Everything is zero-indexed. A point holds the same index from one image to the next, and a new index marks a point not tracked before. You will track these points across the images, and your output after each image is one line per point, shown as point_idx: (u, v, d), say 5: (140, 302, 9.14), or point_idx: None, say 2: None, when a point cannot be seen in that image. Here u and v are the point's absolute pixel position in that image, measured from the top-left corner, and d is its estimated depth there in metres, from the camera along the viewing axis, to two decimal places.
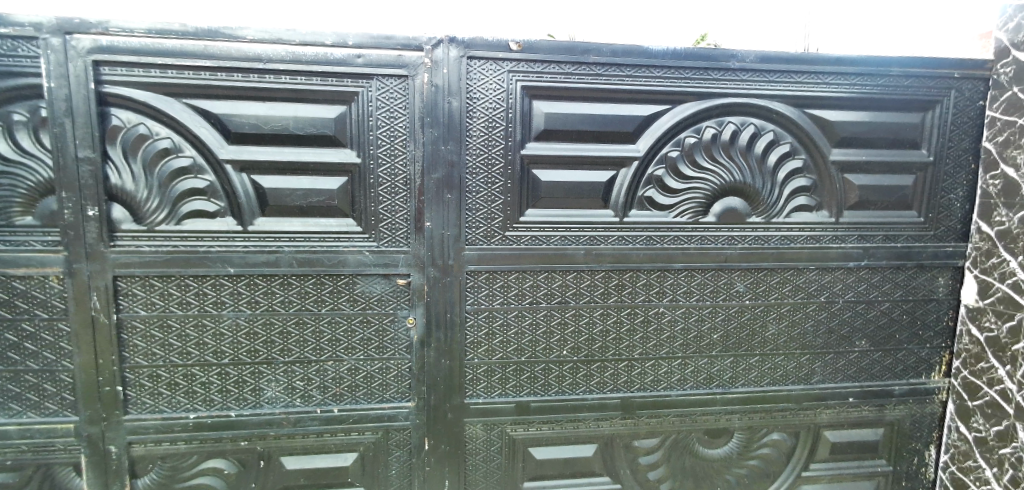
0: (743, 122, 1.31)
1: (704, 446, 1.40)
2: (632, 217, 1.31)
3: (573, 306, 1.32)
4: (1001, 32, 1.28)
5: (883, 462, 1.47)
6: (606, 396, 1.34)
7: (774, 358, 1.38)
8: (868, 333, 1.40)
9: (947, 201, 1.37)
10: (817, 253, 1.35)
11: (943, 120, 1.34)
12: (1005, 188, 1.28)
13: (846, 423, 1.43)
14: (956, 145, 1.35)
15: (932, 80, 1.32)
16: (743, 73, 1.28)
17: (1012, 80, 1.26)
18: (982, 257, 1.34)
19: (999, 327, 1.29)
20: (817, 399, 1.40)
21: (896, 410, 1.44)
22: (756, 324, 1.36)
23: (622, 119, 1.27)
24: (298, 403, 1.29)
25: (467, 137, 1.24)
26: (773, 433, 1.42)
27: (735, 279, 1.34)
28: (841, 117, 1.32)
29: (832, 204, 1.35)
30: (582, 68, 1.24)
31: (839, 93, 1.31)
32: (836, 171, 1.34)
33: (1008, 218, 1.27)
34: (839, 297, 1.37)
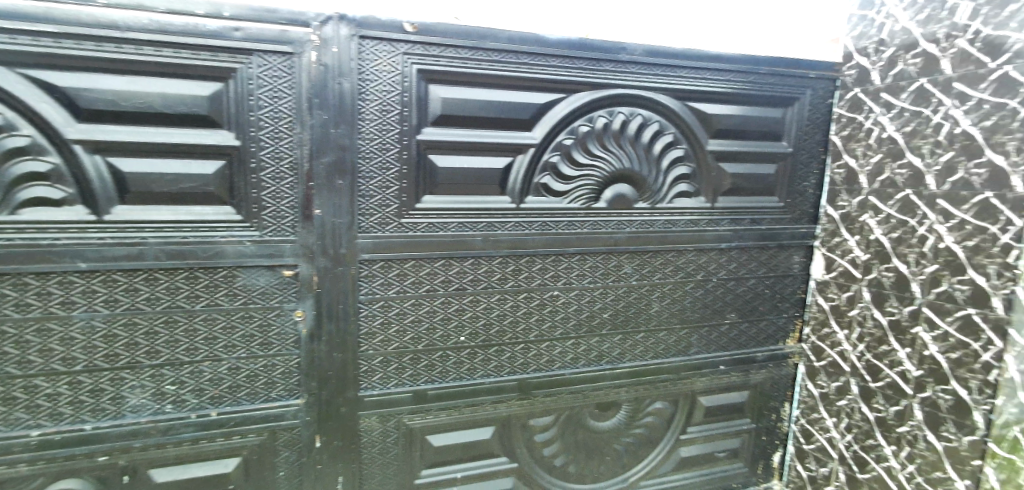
0: (632, 112, 1.38)
1: (594, 420, 1.48)
2: (527, 203, 1.34)
3: (471, 293, 1.32)
4: (846, 39, 1.47)
5: (748, 421, 1.64)
6: (503, 379, 1.37)
7: (657, 334, 1.48)
8: (738, 307, 1.55)
9: (802, 188, 1.54)
10: (695, 235, 1.46)
11: (801, 115, 1.50)
12: (847, 176, 1.48)
13: (717, 389, 1.58)
14: (809, 138, 1.53)
15: (792, 79, 1.47)
16: (632, 65, 1.34)
17: (854, 81, 1.45)
18: (828, 237, 1.54)
19: (839, 297, 1.50)
20: (693, 369, 1.53)
21: (759, 374, 1.61)
22: (641, 302, 1.46)
23: (518, 106, 1.29)
24: (169, 409, 1.18)
25: (360, 120, 1.19)
26: (656, 402, 1.53)
27: (623, 261, 1.42)
28: (718, 110, 1.44)
29: (709, 190, 1.47)
30: (479, 54, 1.23)
31: (716, 88, 1.42)
32: (713, 160, 1.46)
33: (849, 202, 1.47)
34: (713, 275, 1.50)
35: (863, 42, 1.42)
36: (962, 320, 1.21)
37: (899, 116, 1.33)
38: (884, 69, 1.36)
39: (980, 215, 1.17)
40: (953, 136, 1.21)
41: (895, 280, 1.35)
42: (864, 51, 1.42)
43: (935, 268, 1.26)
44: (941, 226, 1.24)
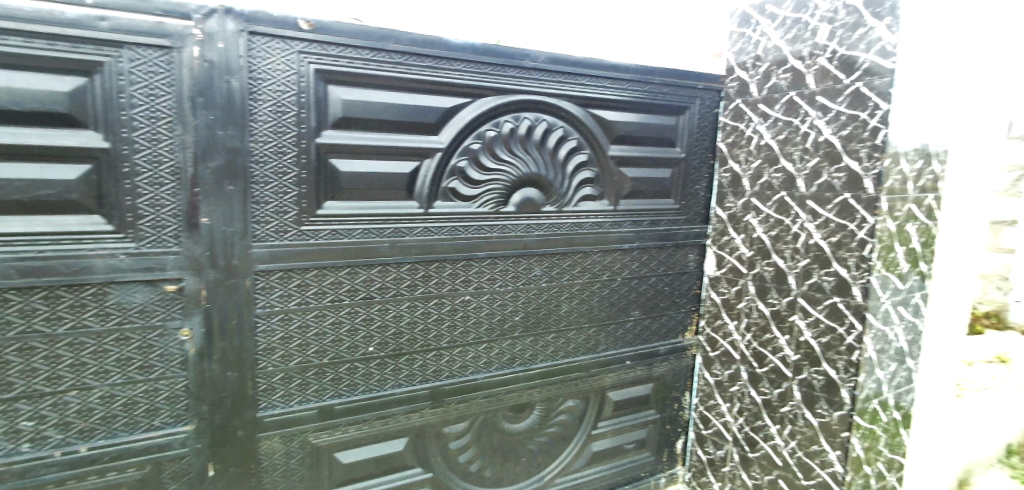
0: (537, 118, 1.41)
1: (509, 422, 1.49)
2: (436, 208, 1.32)
3: (379, 301, 1.28)
4: (729, 54, 1.59)
5: (653, 411, 1.73)
6: (414, 388, 1.34)
7: (567, 333, 1.52)
8: (641, 304, 1.63)
9: (694, 191, 1.66)
10: (600, 237, 1.52)
11: (691, 123, 1.61)
12: (731, 180, 1.61)
13: (624, 383, 1.65)
14: (699, 145, 1.64)
15: (683, 89, 1.58)
16: (536, 72, 1.37)
17: (736, 93, 1.58)
18: (717, 236, 1.67)
19: (729, 291, 1.63)
20: (602, 366, 1.59)
21: (661, 366, 1.71)
22: (551, 304, 1.49)
23: (424, 110, 1.27)
24: (25, 449, 1.02)
25: (251, 122, 1.11)
26: (568, 400, 1.57)
27: (533, 264, 1.45)
28: (617, 117, 1.51)
29: (612, 193, 1.53)
30: (381, 55, 1.20)
31: (615, 96, 1.48)
32: (614, 165, 1.53)
33: (734, 203, 1.60)
34: (618, 275, 1.57)
35: (743, 57, 1.55)
36: (830, 307, 1.36)
37: (774, 125, 1.47)
38: (760, 82, 1.50)
39: (841, 214, 1.33)
40: (818, 144, 1.37)
41: (774, 274, 1.50)
42: (744, 66, 1.55)
43: (807, 262, 1.41)
44: (811, 224, 1.40)
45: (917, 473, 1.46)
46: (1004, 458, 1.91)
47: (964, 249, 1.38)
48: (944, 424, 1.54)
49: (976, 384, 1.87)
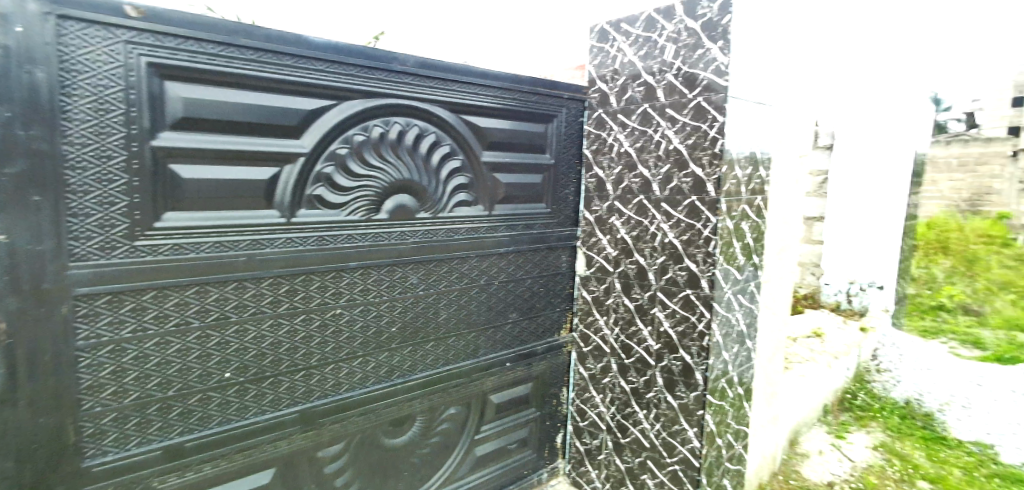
0: (408, 123, 1.38)
1: (388, 437, 1.44)
2: (300, 217, 1.23)
3: (236, 321, 1.16)
4: (591, 67, 1.70)
5: (534, 409, 1.79)
6: (281, 414, 1.24)
7: (446, 341, 1.51)
8: (518, 306, 1.68)
9: (565, 195, 1.74)
10: (476, 242, 1.54)
11: (559, 131, 1.69)
12: (597, 184, 1.71)
13: (506, 385, 1.68)
14: (568, 151, 1.73)
15: (551, 98, 1.65)
16: (405, 76, 1.35)
17: (598, 103, 1.69)
18: (586, 237, 1.77)
19: (599, 289, 1.74)
20: (483, 369, 1.61)
21: (540, 365, 1.77)
22: (429, 312, 1.47)
23: (283, 111, 1.17)
24: None
25: (63, 121, 0.94)
26: (450, 408, 1.56)
27: (409, 272, 1.41)
28: (488, 124, 1.53)
29: (486, 199, 1.56)
30: (231, 50, 1.09)
31: (486, 103, 1.51)
32: (488, 171, 1.55)
33: (600, 207, 1.71)
34: (495, 279, 1.60)
35: (603, 70, 1.66)
36: (683, 299, 1.51)
37: (632, 134, 1.60)
38: (618, 94, 1.62)
39: (690, 215, 1.48)
40: (668, 151, 1.51)
41: (636, 271, 1.63)
42: (603, 78, 1.66)
43: (663, 258, 1.55)
44: (665, 224, 1.54)
45: (758, 439, 1.69)
46: (821, 417, 2.30)
47: (778, 244, 1.64)
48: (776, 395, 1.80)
49: (801, 356, 2.31)
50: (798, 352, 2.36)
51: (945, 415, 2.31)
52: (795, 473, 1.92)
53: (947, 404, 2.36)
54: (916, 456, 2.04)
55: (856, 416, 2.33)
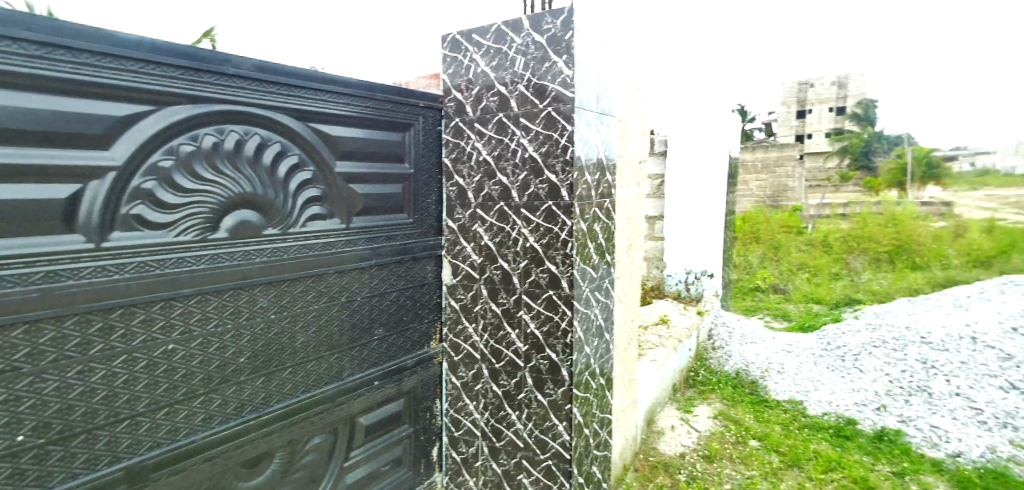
0: (247, 132, 1.26)
1: (242, 481, 1.28)
2: (114, 241, 1.03)
3: (30, 372, 0.93)
4: (445, 76, 1.70)
5: (407, 426, 1.74)
6: (99, 475, 1.03)
7: (305, 366, 1.40)
8: (384, 321, 1.61)
9: (427, 205, 1.72)
10: (333, 258, 1.45)
11: (417, 139, 1.67)
12: (458, 193, 1.72)
13: (375, 404, 1.61)
14: (427, 160, 1.71)
15: (407, 107, 1.62)
16: (241, 80, 1.22)
17: (455, 112, 1.69)
18: (451, 245, 1.76)
19: (467, 296, 1.75)
20: (349, 391, 1.52)
21: (411, 379, 1.73)
22: (283, 337, 1.34)
23: (84, 118, 0.98)
24: None
25: None
26: (314, 438, 1.44)
27: (257, 295, 1.28)
28: (340, 133, 1.46)
29: (343, 211, 1.48)
30: (5, 45, 0.87)
31: (337, 111, 1.43)
32: (342, 182, 1.48)
33: (463, 215, 1.72)
34: (357, 295, 1.52)
35: (458, 80, 1.68)
36: (547, 300, 1.59)
37: (489, 143, 1.63)
38: (474, 103, 1.65)
39: (548, 219, 1.56)
40: (524, 159, 1.57)
41: (501, 276, 1.67)
42: (459, 88, 1.68)
43: (526, 262, 1.61)
44: (525, 229, 1.60)
45: (617, 418, 1.89)
46: (671, 396, 2.57)
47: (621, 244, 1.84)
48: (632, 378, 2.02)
49: (652, 343, 2.55)
50: (648, 340, 2.60)
51: (765, 381, 2.75)
52: (653, 450, 2.12)
53: (766, 372, 2.82)
54: (746, 418, 2.38)
55: (699, 391, 2.66)
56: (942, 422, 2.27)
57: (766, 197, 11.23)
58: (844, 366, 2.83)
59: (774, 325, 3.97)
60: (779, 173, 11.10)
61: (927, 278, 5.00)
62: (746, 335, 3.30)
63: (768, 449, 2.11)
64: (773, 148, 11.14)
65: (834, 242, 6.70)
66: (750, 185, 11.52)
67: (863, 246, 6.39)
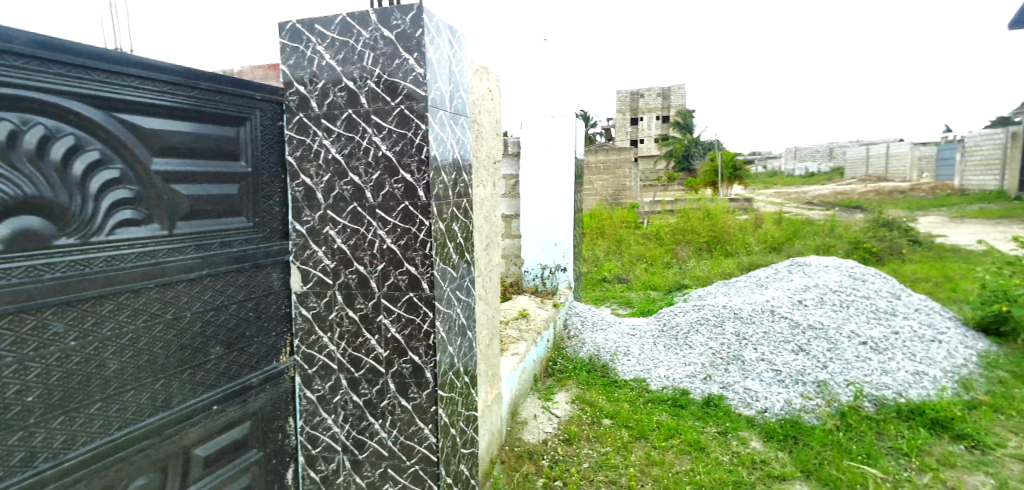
0: (23, 121, 0.97)
1: None
2: None
3: None
4: (285, 68, 1.58)
5: (255, 451, 1.55)
6: None
7: (121, 398, 1.16)
8: (221, 338, 1.41)
9: (268, 207, 1.57)
10: (152, 269, 1.21)
11: (254, 135, 1.50)
12: (305, 193, 1.61)
13: (215, 432, 1.40)
14: (267, 159, 1.55)
15: (241, 98, 1.44)
16: (14, 56, 0.94)
17: (298, 107, 1.58)
18: (299, 250, 1.64)
19: (319, 304, 1.65)
20: (181, 421, 1.30)
21: (257, 399, 1.55)
22: (88, 365, 1.08)
23: None
24: None
25: None
26: (136, 480, 1.20)
27: (48, 318, 1.01)
28: (156, 125, 1.22)
29: (162, 215, 1.24)
30: None
31: (151, 100, 1.20)
32: (160, 181, 1.24)
33: (312, 217, 1.61)
34: (186, 311, 1.30)
35: (300, 73, 1.57)
36: (407, 302, 1.57)
37: (338, 140, 1.56)
38: (319, 98, 1.55)
39: (404, 219, 1.54)
40: (377, 158, 1.53)
41: (357, 280, 1.61)
42: (302, 81, 1.56)
43: (383, 265, 1.57)
44: (381, 230, 1.56)
45: (483, 411, 1.95)
46: (533, 386, 2.74)
47: (479, 242, 1.89)
48: (495, 370, 2.09)
49: (513, 337, 2.69)
50: (510, 335, 2.72)
51: (615, 363, 3.03)
52: (518, 440, 2.23)
53: (615, 355, 3.10)
54: (599, 399, 2.60)
55: (557, 378, 2.88)
56: (752, 384, 2.70)
57: (610, 195, 12.38)
58: (677, 343, 3.22)
59: (621, 311, 4.44)
60: (619, 173, 12.33)
61: (734, 263, 5.93)
62: (597, 321, 3.63)
63: (618, 426, 2.33)
64: (613, 152, 12.44)
65: (665, 234, 7.63)
66: (594, 183, 12.63)
67: (688, 237, 7.36)
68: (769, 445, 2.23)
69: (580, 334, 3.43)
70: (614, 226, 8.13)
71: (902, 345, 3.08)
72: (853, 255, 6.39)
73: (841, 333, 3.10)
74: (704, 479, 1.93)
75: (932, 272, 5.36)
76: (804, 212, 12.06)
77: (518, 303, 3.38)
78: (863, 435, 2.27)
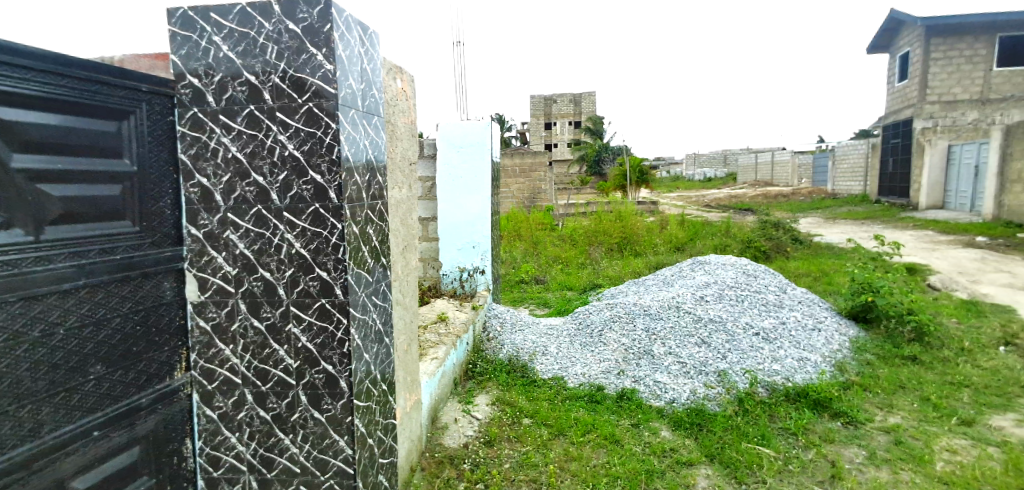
0: None
1: None
2: None
3: None
4: (175, 58, 1.45)
5: (148, 477, 1.37)
6: None
7: None
8: (104, 355, 1.21)
9: (159, 209, 1.40)
10: (14, 281, 1.01)
11: (140, 128, 1.33)
12: (202, 194, 1.48)
13: (96, 461, 1.21)
14: (156, 155, 1.39)
15: (125, 88, 1.26)
16: None
17: (192, 101, 1.45)
18: (196, 257, 1.50)
19: (220, 314, 1.52)
20: (52, 451, 1.10)
21: (148, 421, 1.37)
22: None
23: None
24: None
25: None
26: None
27: None
28: (19, 115, 1.02)
29: (27, 218, 1.04)
30: None
31: (13, 86, 1.00)
32: (24, 180, 1.04)
33: (210, 220, 1.49)
34: (59, 326, 1.11)
35: (194, 65, 1.45)
36: (318, 309, 1.50)
37: (239, 138, 1.47)
38: (216, 93, 1.44)
39: (314, 222, 1.47)
40: (284, 158, 1.45)
41: (263, 288, 1.51)
42: (196, 73, 1.45)
43: (292, 271, 1.49)
44: (289, 234, 1.48)
45: (402, 417, 1.91)
46: (453, 390, 2.73)
47: (395, 246, 1.86)
48: (413, 376, 2.06)
49: (432, 341, 2.66)
50: (429, 340, 2.69)
51: (534, 363, 3.08)
52: (439, 446, 2.21)
53: (533, 355, 3.16)
54: (518, 399, 2.64)
55: (477, 381, 2.90)
56: (662, 377, 2.86)
57: (525, 197, 12.74)
58: (592, 341, 3.34)
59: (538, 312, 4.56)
60: (534, 176, 12.78)
61: (644, 263, 6.28)
62: (517, 323, 3.68)
63: (538, 424, 2.38)
64: (527, 155, 12.83)
65: (580, 236, 7.94)
66: (511, 187, 12.84)
67: (600, 238, 7.70)
68: (677, 433, 2.37)
69: (500, 336, 3.45)
70: (531, 228, 8.31)
71: (789, 334, 3.41)
72: (746, 253, 7.01)
73: (737, 325, 3.37)
74: (620, 470, 2.01)
75: (811, 267, 6.01)
76: (705, 215, 13.02)
77: (437, 307, 3.35)
78: (758, 418, 2.48)
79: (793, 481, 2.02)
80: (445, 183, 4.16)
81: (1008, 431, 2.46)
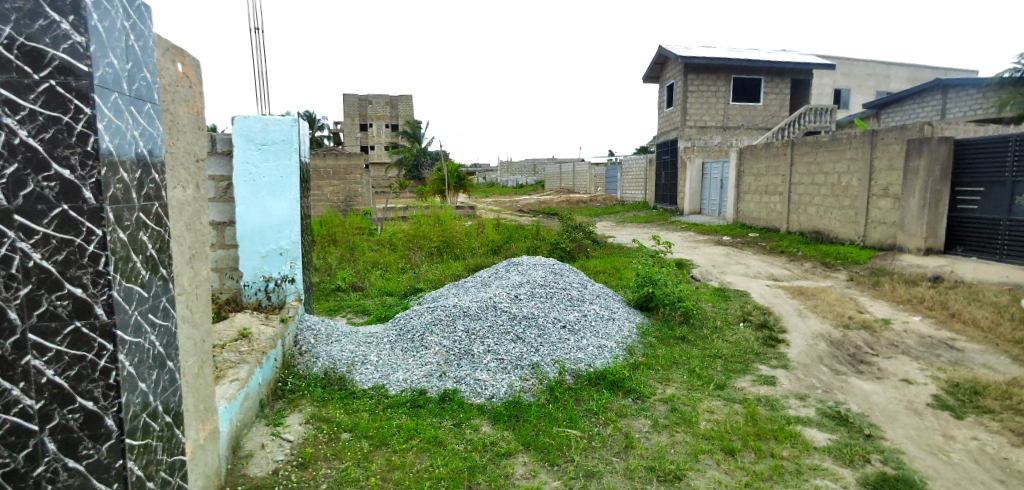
0: None
1: None
2: None
3: None
4: None
5: None
6: None
7: None
8: None
9: None
10: None
11: None
12: None
13: None
14: None
15: None
16: None
17: None
18: None
19: None
20: None
21: None
22: None
23: None
24: None
25: None
26: None
27: None
28: None
29: None
30: None
31: None
32: None
33: None
34: None
35: None
36: (71, 335, 1.23)
37: None
38: None
39: (62, 228, 1.20)
40: (13, 147, 1.15)
41: None
42: None
43: (29, 289, 1.19)
44: (23, 244, 1.18)
45: (193, 452, 1.67)
46: (259, 413, 2.46)
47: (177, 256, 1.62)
48: (206, 400, 1.82)
49: (230, 361, 2.38)
50: (227, 360, 2.40)
51: (353, 374, 2.95)
52: (241, 477, 1.98)
53: (351, 366, 3.03)
54: (335, 413, 2.51)
55: (287, 401, 2.67)
56: (481, 374, 2.98)
57: (341, 200, 12.15)
58: (413, 345, 3.33)
59: (356, 320, 4.38)
60: (348, 179, 12.22)
61: (462, 265, 6.47)
62: (335, 334, 3.48)
63: (358, 437, 2.29)
64: (342, 157, 12.19)
65: (398, 241, 7.85)
66: (326, 190, 12.10)
67: (418, 242, 7.72)
68: (497, 426, 2.50)
69: (314, 350, 3.22)
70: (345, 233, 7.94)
71: (590, 324, 3.85)
72: (553, 254, 7.67)
73: (547, 320, 3.68)
74: (443, 471, 2.04)
75: (604, 265, 6.85)
76: (516, 219, 13.86)
77: (238, 322, 3.00)
78: (566, 403, 2.75)
79: (596, 455, 2.27)
80: (246, 184, 3.77)
81: (747, 389, 3.13)
